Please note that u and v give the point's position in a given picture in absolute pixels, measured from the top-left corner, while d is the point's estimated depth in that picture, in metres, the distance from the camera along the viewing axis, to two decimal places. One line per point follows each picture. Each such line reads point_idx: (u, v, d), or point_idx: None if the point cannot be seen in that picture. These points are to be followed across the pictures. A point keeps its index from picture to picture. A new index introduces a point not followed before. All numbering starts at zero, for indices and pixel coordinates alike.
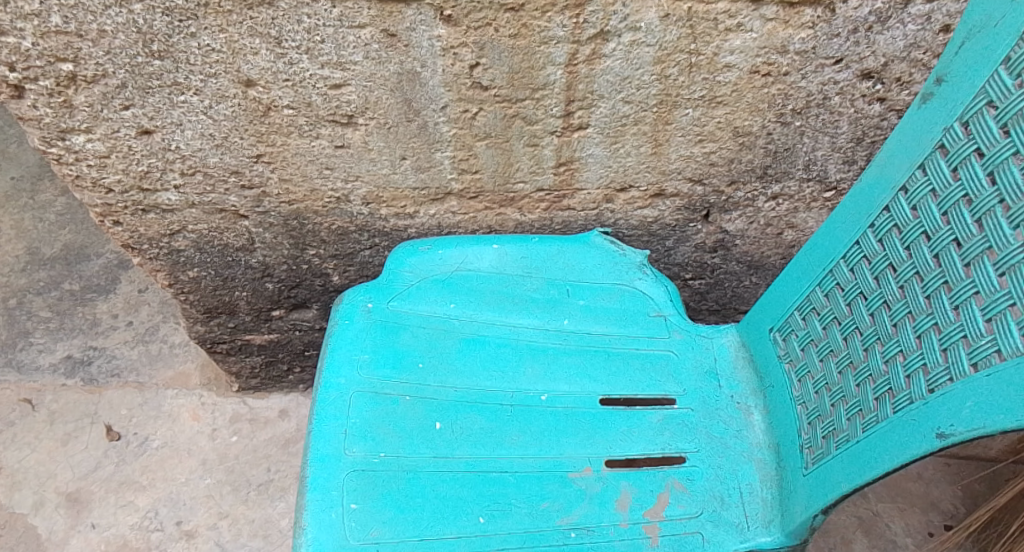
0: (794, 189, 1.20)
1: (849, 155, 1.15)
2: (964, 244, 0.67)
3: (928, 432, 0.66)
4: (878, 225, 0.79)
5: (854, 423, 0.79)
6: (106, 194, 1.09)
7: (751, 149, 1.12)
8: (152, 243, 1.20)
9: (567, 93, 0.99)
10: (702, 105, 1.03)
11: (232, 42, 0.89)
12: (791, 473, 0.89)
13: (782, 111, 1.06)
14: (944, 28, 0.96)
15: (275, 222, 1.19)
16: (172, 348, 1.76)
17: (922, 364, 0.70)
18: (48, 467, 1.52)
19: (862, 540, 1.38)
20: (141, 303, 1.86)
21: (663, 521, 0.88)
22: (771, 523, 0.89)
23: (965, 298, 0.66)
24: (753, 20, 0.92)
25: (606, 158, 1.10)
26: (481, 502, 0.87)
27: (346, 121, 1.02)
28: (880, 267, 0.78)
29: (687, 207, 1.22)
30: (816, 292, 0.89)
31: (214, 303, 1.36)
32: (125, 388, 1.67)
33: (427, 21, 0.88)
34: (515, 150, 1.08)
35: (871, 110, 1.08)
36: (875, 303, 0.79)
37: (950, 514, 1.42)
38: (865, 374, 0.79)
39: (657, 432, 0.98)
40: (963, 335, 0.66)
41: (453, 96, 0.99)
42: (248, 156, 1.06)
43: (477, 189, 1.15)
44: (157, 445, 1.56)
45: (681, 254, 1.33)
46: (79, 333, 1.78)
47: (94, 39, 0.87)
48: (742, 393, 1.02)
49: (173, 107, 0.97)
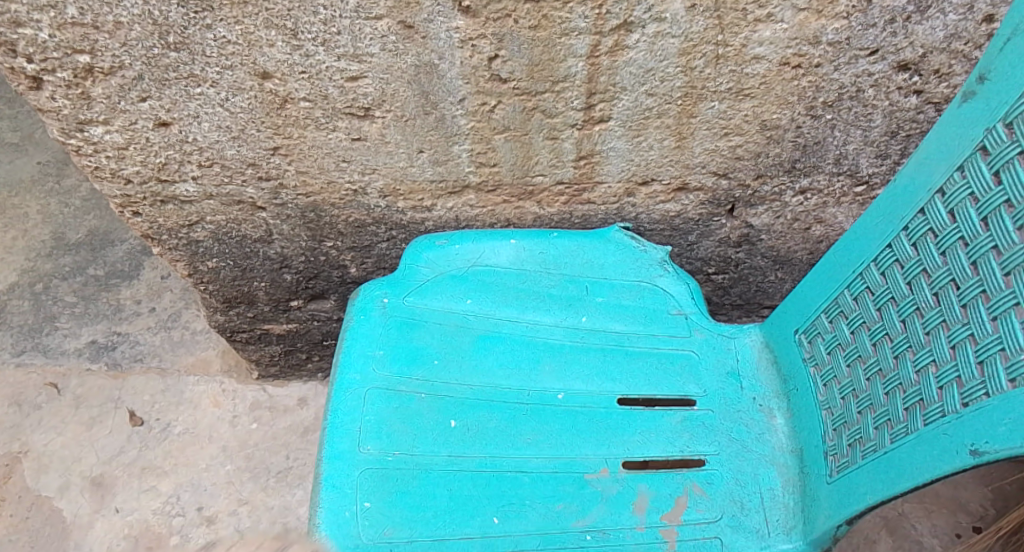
0: (823, 183, 1.16)
1: (883, 149, 1.11)
2: (1005, 252, 0.64)
3: (961, 448, 0.63)
4: (912, 228, 0.76)
5: (882, 433, 0.76)
6: (125, 185, 1.09)
7: (779, 143, 1.08)
8: (171, 234, 1.20)
9: (588, 85, 0.96)
10: (729, 97, 0.99)
11: (248, 34, 0.88)
12: (815, 481, 0.87)
13: (813, 104, 1.02)
14: (988, 18, 0.91)
15: (292, 214, 1.18)
16: (193, 335, 1.78)
17: (956, 376, 0.67)
18: (73, 451, 1.56)
19: (886, 540, 1.35)
20: (164, 289, 1.88)
21: (681, 526, 0.87)
22: (793, 530, 0.88)
23: (1005, 309, 0.63)
24: (784, 10, 0.88)
25: (628, 152, 1.08)
26: (496, 502, 0.87)
27: (362, 114, 1.00)
28: (914, 272, 0.75)
29: (711, 201, 1.19)
30: (844, 295, 0.86)
31: (233, 293, 1.37)
32: (148, 374, 1.70)
33: (445, 12, 0.86)
34: (535, 143, 1.06)
35: (907, 102, 1.03)
36: (907, 310, 0.76)
37: (980, 515, 1.38)
38: (894, 383, 0.76)
39: (676, 433, 0.96)
40: (1000, 348, 0.63)
41: (471, 89, 0.97)
42: (265, 148, 1.05)
43: (495, 181, 1.13)
44: (179, 431, 1.59)
45: (704, 249, 1.30)
46: (103, 318, 1.81)
47: (110, 31, 0.86)
48: (765, 395, 1.00)
49: (190, 99, 0.96)
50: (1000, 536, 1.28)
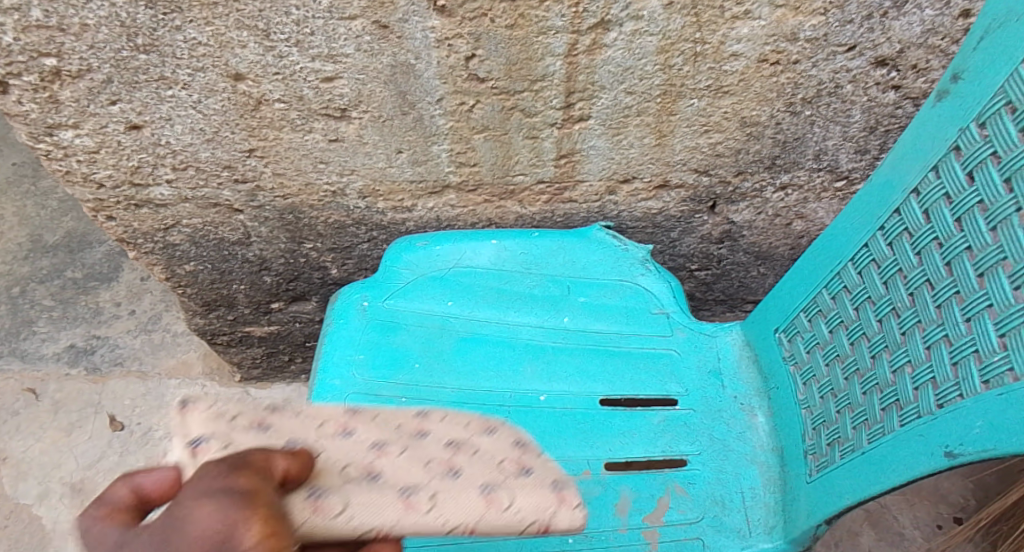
0: (803, 179, 1.17)
1: (861, 145, 1.11)
2: (978, 254, 0.64)
3: (936, 450, 0.64)
4: (888, 228, 0.76)
5: (860, 433, 0.77)
6: (97, 189, 1.07)
7: (759, 140, 1.08)
8: (147, 238, 1.18)
9: (567, 84, 0.95)
10: (708, 95, 0.99)
11: (219, 35, 0.86)
12: (795, 479, 0.88)
13: (791, 101, 1.02)
14: (963, 14, 0.92)
15: (270, 216, 1.17)
16: (174, 337, 1.76)
17: (932, 377, 0.68)
18: (53, 457, 1.53)
19: (869, 532, 1.37)
20: (143, 291, 1.85)
21: (663, 527, 0.87)
22: (773, 529, 0.88)
23: (978, 310, 0.64)
24: (761, 8, 0.87)
25: (608, 150, 1.07)
26: None
27: (339, 115, 0.99)
28: (890, 272, 0.75)
29: (693, 198, 1.19)
30: (823, 294, 0.86)
31: (212, 296, 1.35)
32: (128, 378, 1.67)
33: (420, 12, 0.84)
34: (515, 142, 1.05)
35: (885, 98, 1.03)
36: (884, 310, 0.76)
37: (960, 506, 1.40)
38: (872, 382, 0.77)
39: (658, 433, 0.96)
40: (975, 349, 0.63)
41: (449, 88, 0.95)
42: (240, 150, 1.03)
43: (476, 181, 1.12)
44: (161, 435, 1.57)
45: (686, 246, 1.30)
46: (82, 322, 1.78)
47: (76, 33, 0.84)
48: (746, 393, 1.01)
49: (161, 102, 0.94)
50: (981, 526, 1.31)
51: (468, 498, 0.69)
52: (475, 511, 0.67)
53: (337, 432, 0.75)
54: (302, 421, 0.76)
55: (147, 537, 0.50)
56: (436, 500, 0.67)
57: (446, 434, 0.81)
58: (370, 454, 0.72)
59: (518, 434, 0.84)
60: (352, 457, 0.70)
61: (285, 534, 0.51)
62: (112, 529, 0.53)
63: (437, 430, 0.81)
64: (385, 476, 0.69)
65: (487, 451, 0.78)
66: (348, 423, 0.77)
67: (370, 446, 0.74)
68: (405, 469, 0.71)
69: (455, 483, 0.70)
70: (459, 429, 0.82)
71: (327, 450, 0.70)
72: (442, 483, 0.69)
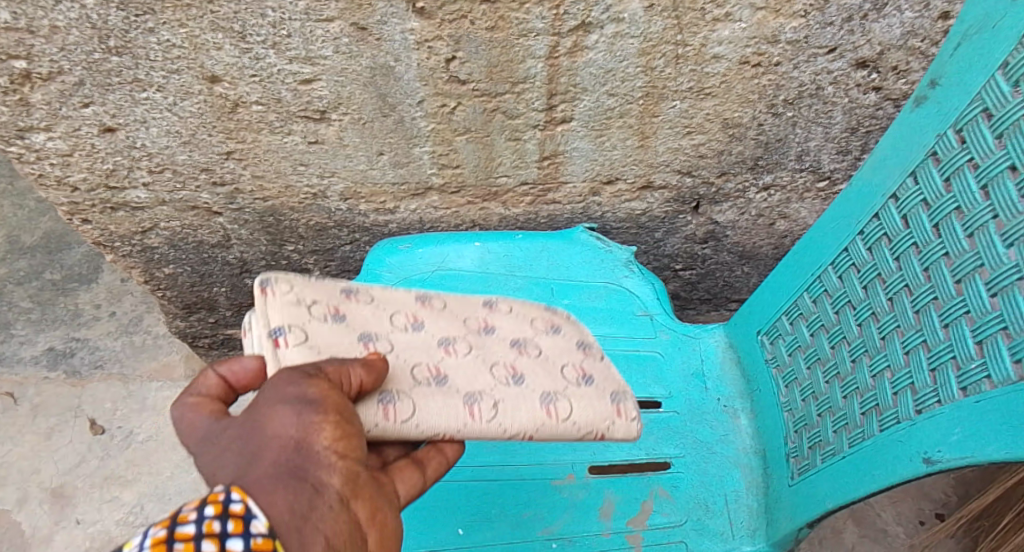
0: (786, 179, 1.17)
1: (843, 145, 1.11)
2: (955, 260, 0.65)
3: (915, 455, 0.65)
4: (867, 233, 0.76)
5: (841, 437, 0.77)
6: (72, 192, 1.05)
7: (741, 141, 1.08)
8: (124, 241, 1.16)
9: (549, 86, 0.95)
10: (690, 96, 0.99)
11: (193, 37, 0.84)
12: (778, 482, 0.89)
13: (773, 103, 1.02)
14: (942, 16, 0.92)
15: (250, 219, 1.15)
16: (156, 339, 1.74)
17: (911, 382, 0.68)
18: (32, 462, 1.51)
19: (852, 529, 1.38)
20: (124, 293, 1.83)
21: (647, 530, 0.88)
22: (756, 531, 0.89)
23: (956, 316, 0.64)
24: (742, 10, 0.87)
25: (592, 151, 1.07)
26: (462, 513, 0.87)
27: (318, 117, 0.97)
28: (870, 276, 0.76)
29: (677, 199, 1.19)
30: (804, 298, 0.86)
31: (193, 299, 1.33)
32: (109, 381, 1.65)
33: (399, 14, 0.83)
34: (497, 144, 1.04)
35: (865, 99, 1.04)
36: (864, 314, 0.76)
37: (942, 502, 1.42)
38: (852, 386, 0.77)
39: (642, 436, 0.96)
40: (952, 355, 0.64)
41: (430, 91, 0.94)
42: (217, 153, 1.02)
43: (459, 183, 1.11)
44: (143, 438, 1.55)
45: (670, 246, 1.30)
46: (61, 324, 1.75)
47: (47, 35, 0.82)
48: (729, 395, 1.01)
49: (136, 104, 0.92)
50: (963, 523, 1.33)
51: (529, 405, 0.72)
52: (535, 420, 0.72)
53: (408, 325, 0.76)
54: (378, 309, 0.76)
55: (232, 431, 0.54)
56: (498, 409, 0.70)
57: (510, 331, 0.81)
58: (439, 351, 0.75)
59: (585, 335, 0.86)
60: (424, 354, 0.73)
61: (350, 436, 0.55)
62: (203, 420, 0.57)
63: (503, 327, 0.82)
64: (450, 378, 0.72)
65: (548, 354, 0.80)
66: (418, 315, 0.78)
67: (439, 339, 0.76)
68: (470, 374, 0.73)
69: (516, 392, 0.73)
70: (525, 324, 0.84)
71: (403, 344, 0.74)
72: (504, 394, 0.72)
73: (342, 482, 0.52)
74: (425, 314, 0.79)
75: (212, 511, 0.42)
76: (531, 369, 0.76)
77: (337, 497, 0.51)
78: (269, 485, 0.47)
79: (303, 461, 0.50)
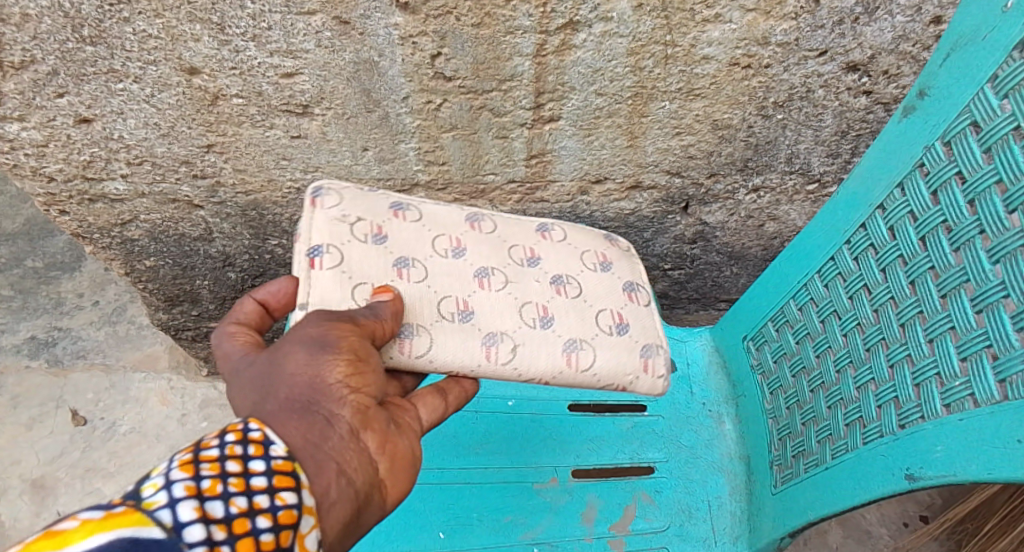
0: (776, 181, 1.16)
1: (834, 148, 1.10)
2: (941, 274, 0.64)
3: (898, 471, 0.64)
4: (854, 242, 0.75)
5: (824, 447, 0.77)
6: (48, 183, 1.02)
7: (731, 142, 1.06)
8: (103, 233, 1.13)
9: (536, 84, 0.93)
10: (679, 97, 0.97)
11: (170, 28, 0.82)
12: (761, 489, 0.88)
13: (763, 104, 1.00)
14: (935, 20, 0.90)
15: (232, 212, 1.13)
16: (140, 330, 1.71)
17: (895, 396, 0.68)
18: (12, 452, 1.49)
19: (837, 530, 1.39)
20: (108, 282, 1.80)
21: (629, 535, 0.87)
22: (739, 538, 0.89)
23: (941, 331, 0.63)
24: (732, 11, 0.85)
25: (579, 150, 1.05)
26: (442, 517, 0.86)
27: (300, 111, 0.95)
28: (856, 286, 0.75)
29: (666, 199, 1.17)
30: (790, 305, 0.85)
31: (175, 291, 1.31)
32: (91, 371, 1.63)
33: (381, 8, 0.81)
34: (484, 142, 1.02)
35: (856, 103, 1.02)
36: (849, 324, 0.76)
37: (927, 504, 1.43)
38: (837, 397, 0.77)
39: (626, 440, 0.96)
40: (936, 372, 0.63)
41: (415, 87, 0.92)
42: (197, 145, 0.99)
43: (445, 180, 1.09)
44: (125, 430, 1.53)
45: (660, 245, 1.29)
46: (43, 313, 1.72)
47: (18, 23, 0.79)
48: (714, 400, 1.00)
49: (112, 95, 0.90)
50: (947, 525, 1.32)
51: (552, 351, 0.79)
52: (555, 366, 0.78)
53: (448, 251, 0.81)
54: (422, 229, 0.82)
55: (254, 370, 0.63)
56: (515, 354, 0.76)
57: (555, 265, 0.85)
58: (475, 282, 0.80)
59: (634, 276, 0.89)
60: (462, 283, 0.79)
61: (364, 370, 0.63)
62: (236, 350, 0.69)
63: (548, 257, 0.86)
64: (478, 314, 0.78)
65: (586, 293, 0.84)
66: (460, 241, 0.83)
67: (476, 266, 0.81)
68: (498, 310, 0.79)
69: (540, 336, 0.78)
70: (570, 263, 0.86)
71: (441, 270, 0.79)
72: (525, 337, 0.77)
73: (352, 414, 0.60)
74: (469, 240, 0.83)
75: (233, 439, 0.51)
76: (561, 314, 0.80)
77: (347, 429, 0.59)
78: (283, 417, 0.56)
79: (316, 396, 0.58)
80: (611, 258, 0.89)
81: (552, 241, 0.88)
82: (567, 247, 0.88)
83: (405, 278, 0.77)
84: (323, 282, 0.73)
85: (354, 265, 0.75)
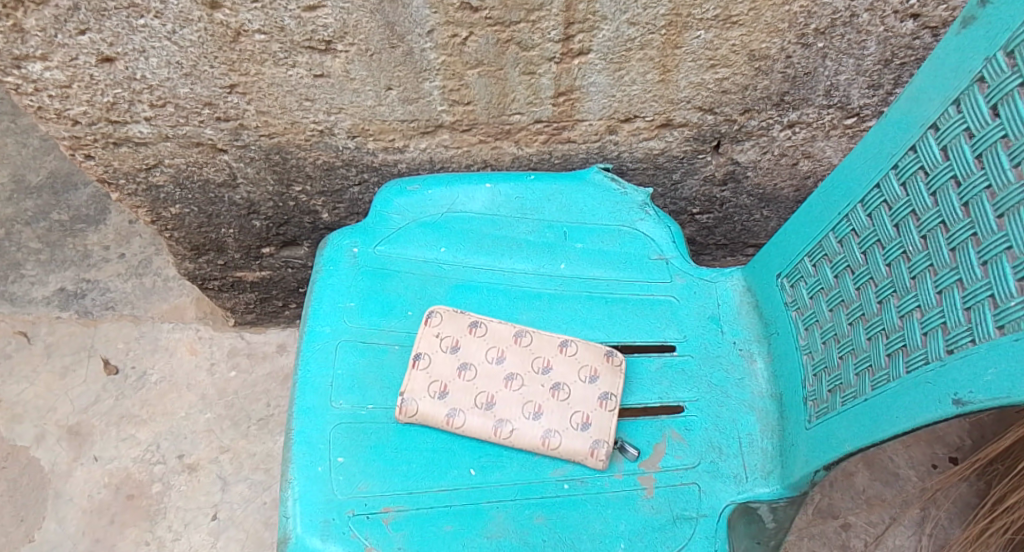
0: (812, 116, 1.12)
1: (875, 79, 1.06)
2: (998, 193, 0.61)
3: (944, 397, 0.62)
4: (902, 167, 0.73)
5: (863, 380, 0.76)
6: (72, 126, 1.01)
7: (768, 74, 1.03)
8: (128, 178, 1.12)
9: (567, 14, 0.89)
10: (715, 26, 0.93)
11: None
12: (794, 426, 0.88)
13: (804, 32, 0.96)
14: None
15: (256, 156, 1.12)
16: (166, 282, 1.73)
17: (942, 322, 0.66)
18: (48, 401, 1.53)
19: (864, 472, 1.39)
20: (132, 235, 1.81)
21: (659, 472, 0.88)
22: (770, 474, 0.89)
23: (996, 253, 0.61)
24: None
25: (609, 87, 1.02)
26: (473, 454, 0.87)
27: (324, 48, 0.93)
28: (902, 214, 0.73)
29: (697, 138, 1.14)
30: (829, 239, 0.83)
31: (200, 240, 1.31)
32: (120, 321, 1.66)
33: None
34: (510, 78, 0.99)
35: (902, 28, 0.97)
36: (894, 254, 0.73)
37: (956, 446, 1.42)
38: (878, 328, 0.75)
39: (655, 380, 0.95)
40: (990, 294, 0.61)
41: (440, 19, 0.89)
42: (220, 86, 0.98)
43: (470, 120, 1.07)
44: (156, 379, 1.57)
45: (688, 188, 1.26)
46: (71, 265, 1.74)
47: None
48: (745, 339, 0.99)
49: (134, 32, 0.88)
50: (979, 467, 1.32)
51: (529, 430, 0.88)
52: (521, 443, 0.88)
53: (518, 338, 0.94)
54: (502, 323, 0.96)
55: None
56: (495, 428, 0.88)
57: (564, 379, 0.92)
58: (521, 359, 0.93)
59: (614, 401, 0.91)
60: (515, 375, 0.92)
61: None
62: None
63: (566, 375, 0.92)
64: (544, 407, 0.90)
65: (580, 407, 0.90)
66: (527, 332, 0.95)
67: (523, 344, 0.94)
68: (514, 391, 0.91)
69: (602, 424, 0.89)
70: (585, 393, 0.92)
71: (499, 339, 0.94)
72: (513, 421, 0.88)
73: None
74: (537, 340, 0.95)
75: None
76: (547, 419, 0.89)
77: None
78: None
79: None
80: (612, 392, 0.92)
81: (577, 361, 0.93)
82: (586, 376, 0.92)
83: (477, 333, 0.94)
84: (422, 335, 0.93)
85: (427, 336, 0.93)
